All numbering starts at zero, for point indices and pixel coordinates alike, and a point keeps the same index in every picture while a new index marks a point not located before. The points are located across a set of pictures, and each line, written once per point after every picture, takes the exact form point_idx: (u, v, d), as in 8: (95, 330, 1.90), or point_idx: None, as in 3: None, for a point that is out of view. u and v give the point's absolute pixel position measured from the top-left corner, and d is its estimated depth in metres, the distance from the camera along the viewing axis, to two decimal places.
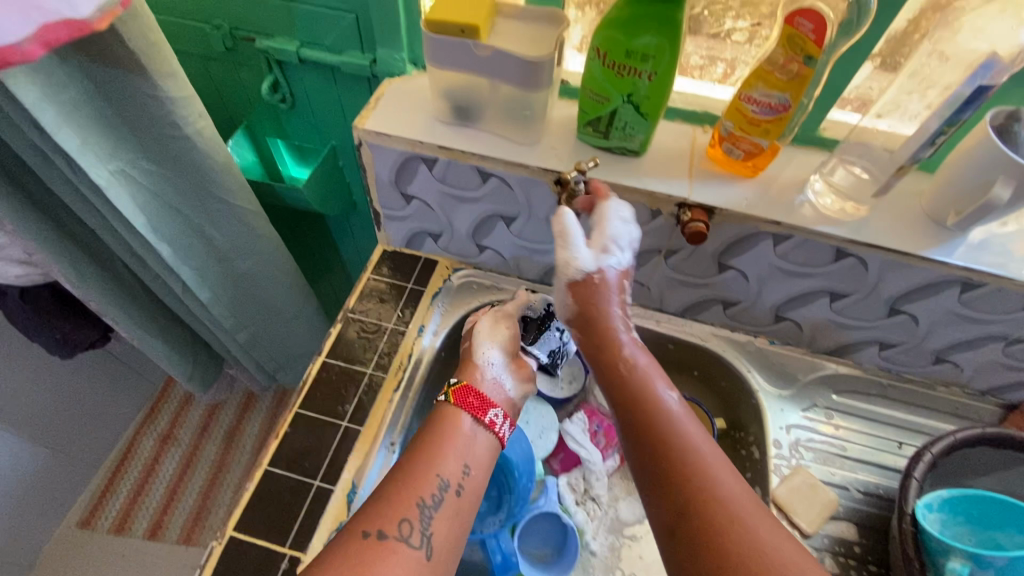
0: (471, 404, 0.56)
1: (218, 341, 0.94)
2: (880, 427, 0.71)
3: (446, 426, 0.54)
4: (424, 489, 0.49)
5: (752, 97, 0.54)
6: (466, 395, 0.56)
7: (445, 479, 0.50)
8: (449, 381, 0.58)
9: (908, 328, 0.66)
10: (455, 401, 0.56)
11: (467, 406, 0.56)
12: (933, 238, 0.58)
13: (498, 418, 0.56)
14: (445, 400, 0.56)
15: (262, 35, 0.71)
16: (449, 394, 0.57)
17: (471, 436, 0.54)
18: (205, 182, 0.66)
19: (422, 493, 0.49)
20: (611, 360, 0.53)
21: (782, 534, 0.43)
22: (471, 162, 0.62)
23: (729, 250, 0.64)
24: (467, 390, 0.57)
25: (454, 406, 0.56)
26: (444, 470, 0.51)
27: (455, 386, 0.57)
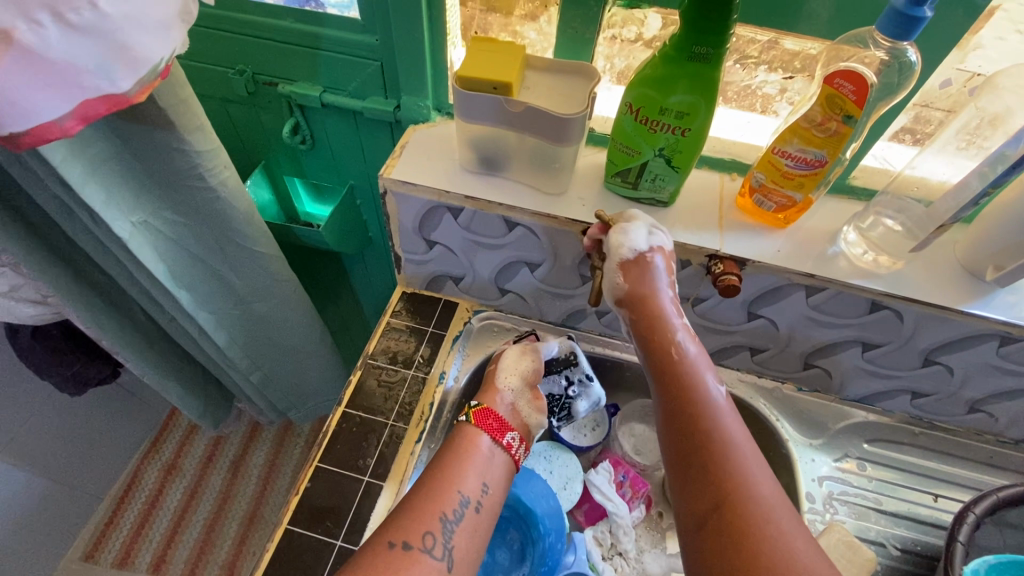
0: (490, 424, 0.55)
1: (231, 380, 0.93)
2: (914, 478, 0.69)
3: (465, 444, 0.53)
4: (445, 503, 0.48)
5: (786, 151, 0.54)
6: (487, 417, 0.56)
7: (466, 496, 0.50)
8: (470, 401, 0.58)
9: (943, 378, 0.64)
10: (474, 422, 0.55)
11: (487, 427, 0.55)
12: (969, 292, 0.57)
13: (515, 441, 0.56)
14: (465, 421, 0.56)
15: (285, 81, 0.71)
16: (469, 415, 0.56)
17: (489, 456, 0.53)
18: (227, 230, 0.65)
19: (445, 507, 0.48)
20: (673, 367, 0.50)
21: (816, 548, 0.40)
22: (498, 212, 0.62)
23: (759, 299, 0.62)
24: (486, 412, 0.56)
25: (475, 427, 0.55)
26: (463, 485, 0.50)
27: (474, 408, 0.57)
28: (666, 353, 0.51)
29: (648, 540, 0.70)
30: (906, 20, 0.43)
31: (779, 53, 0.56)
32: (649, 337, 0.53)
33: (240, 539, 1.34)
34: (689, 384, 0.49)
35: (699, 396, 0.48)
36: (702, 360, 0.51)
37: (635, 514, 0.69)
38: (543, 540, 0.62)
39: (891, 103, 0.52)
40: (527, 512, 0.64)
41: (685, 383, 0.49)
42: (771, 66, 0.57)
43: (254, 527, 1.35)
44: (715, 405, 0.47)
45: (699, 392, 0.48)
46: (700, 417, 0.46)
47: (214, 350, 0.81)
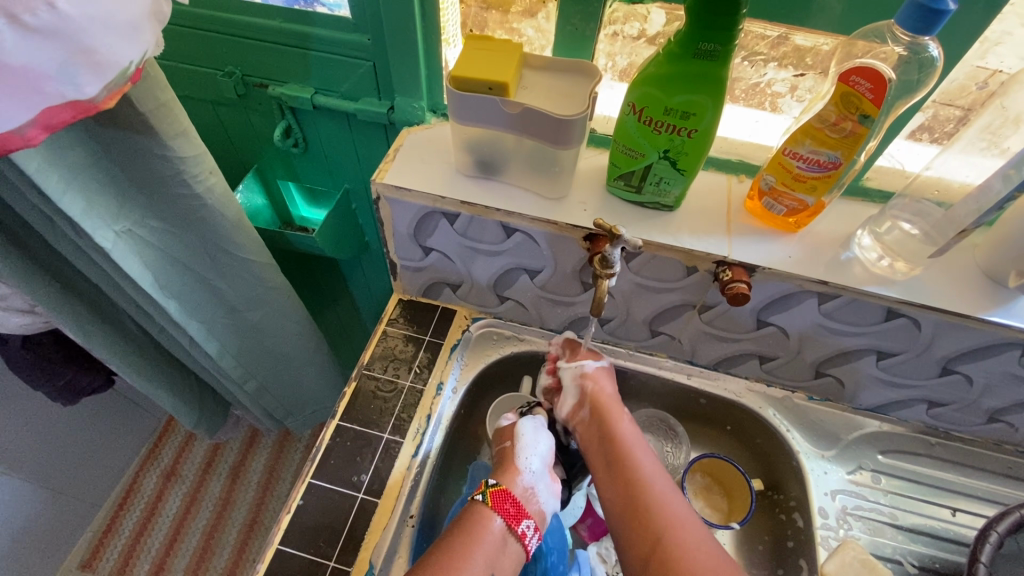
0: (507, 509, 0.52)
1: (225, 388, 0.90)
2: (929, 491, 0.66)
3: (476, 527, 0.50)
4: None
5: (797, 153, 0.51)
6: (504, 500, 0.52)
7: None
8: (487, 480, 0.54)
9: (961, 388, 0.61)
10: (490, 506, 0.52)
11: (503, 514, 0.51)
12: (991, 298, 0.54)
13: (530, 531, 0.51)
14: (482, 501, 0.52)
15: (275, 82, 0.69)
16: (487, 495, 0.53)
17: (502, 546, 0.50)
18: (215, 238, 0.63)
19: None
20: (611, 439, 0.58)
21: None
22: (495, 217, 0.59)
23: (769, 306, 0.60)
24: (505, 495, 0.53)
25: (489, 509, 0.51)
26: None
27: (493, 488, 0.53)
28: (604, 430, 0.59)
29: None
30: (929, 15, 0.41)
31: (790, 49, 0.53)
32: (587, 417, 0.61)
33: (239, 547, 1.31)
34: (624, 453, 0.56)
35: (633, 464, 0.55)
36: (633, 432, 0.59)
37: None
38: (545, 559, 0.59)
39: (912, 101, 0.49)
40: None
41: (621, 451, 0.56)
42: (781, 63, 0.55)
43: (254, 533, 1.33)
44: (647, 471, 0.55)
45: (635, 461, 0.55)
46: (637, 482, 0.53)
47: (206, 360, 0.79)
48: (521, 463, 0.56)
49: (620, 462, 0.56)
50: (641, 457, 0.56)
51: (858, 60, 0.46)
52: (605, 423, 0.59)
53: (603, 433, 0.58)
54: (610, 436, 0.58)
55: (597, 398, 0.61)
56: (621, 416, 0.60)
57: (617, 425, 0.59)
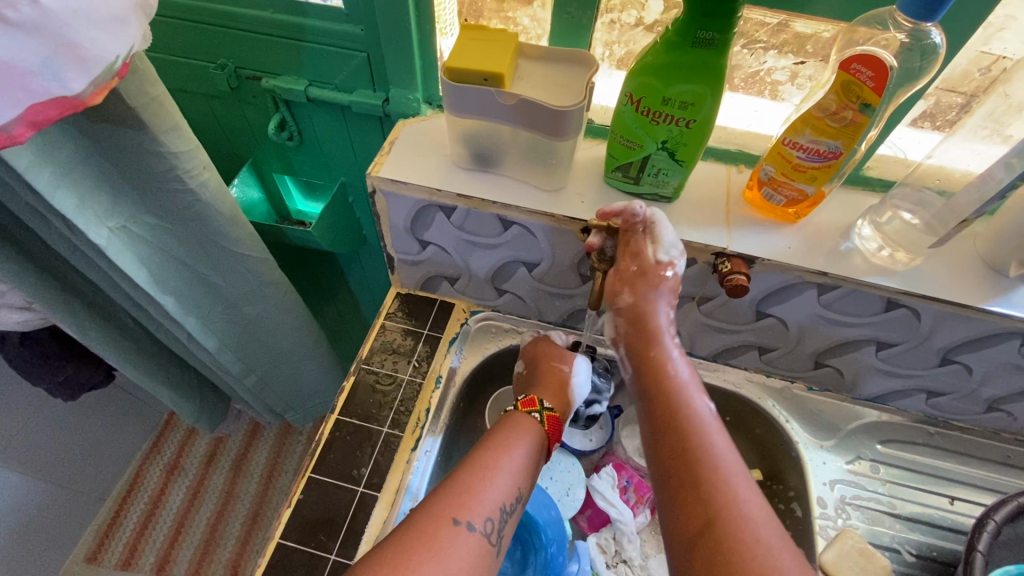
0: (554, 431, 0.55)
1: (224, 383, 0.90)
2: (928, 480, 0.66)
3: (524, 435, 0.52)
4: (504, 491, 0.46)
5: (797, 142, 0.50)
6: (555, 425, 0.55)
7: (520, 492, 0.48)
8: (545, 402, 0.55)
9: (961, 378, 0.61)
10: (544, 426, 0.54)
11: (550, 434, 0.54)
12: (992, 288, 0.54)
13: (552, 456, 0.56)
14: (539, 419, 0.54)
15: (269, 74, 0.68)
16: (542, 416, 0.54)
17: (541, 459, 0.53)
18: (210, 233, 0.63)
19: (503, 497, 0.46)
20: (662, 389, 0.47)
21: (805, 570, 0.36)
22: (492, 210, 0.58)
23: (768, 298, 0.59)
24: (556, 420, 0.55)
25: (545, 432, 0.54)
26: (519, 480, 0.48)
27: (549, 411, 0.55)
28: (655, 377, 0.48)
29: (653, 544, 0.67)
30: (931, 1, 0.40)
31: (790, 37, 0.53)
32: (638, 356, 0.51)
33: (243, 539, 1.32)
34: (676, 406, 0.46)
35: (688, 418, 0.44)
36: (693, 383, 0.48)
37: (638, 520, 0.67)
38: (545, 551, 0.60)
39: (913, 89, 0.49)
40: (528, 519, 0.62)
41: (673, 403, 0.46)
42: (781, 50, 0.54)
43: (257, 525, 1.34)
44: (706, 430, 0.43)
45: (691, 415, 0.45)
46: (688, 442, 0.43)
47: (205, 355, 0.78)
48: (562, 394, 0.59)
49: (671, 418, 0.45)
50: (700, 413, 0.45)
51: (858, 47, 0.45)
52: (656, 368, 0.49)
53: (653, 380, 0.48)
54: (661, 386, 0.48)
55: (650, 336, 0.51)
56: (677, 362, 0.49)
57: (671, 372, 0.48)
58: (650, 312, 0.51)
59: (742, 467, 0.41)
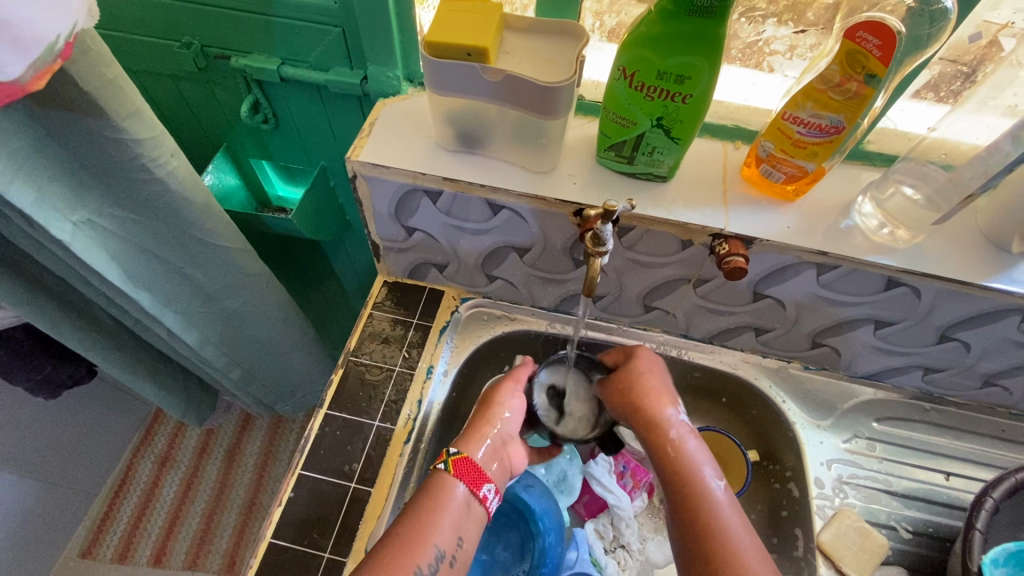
0: (469, 474, 0.50)
1: (210, 377, 0.88)
2: (925, 456, 0.66)
3: (440, 497, 0.48)
4: (420, 556, 0.45)
5: (797, 117, 0.48)
6: (467, 466, 0.51)
7: (440, 550, 0.46)
8: (448, 448, 0.52)
9: (958, 354, 0.61)
10: (454, 474, 0.50)
11: (467, 480, 0.50)
12: (993, 264, 0.52)
13: (492, 493, 0.51)
14: (442, 469, 0.50)
15: (238, 53, 0.64)
16: (448, 464, 0.51)
17: (467, 511, 0.49)
18: (184, 225, 0.59)
19: (420, 560, 0.45)
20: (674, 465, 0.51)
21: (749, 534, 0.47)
22: (480, 194, 0.56)
23: (765, 279, 0.58)
24: (468, 463, 0.51)
25: (452, 476, 0.50)
26: (440, 538, 0.46)
27: (455, 456, 0.51)
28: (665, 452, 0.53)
29: (650, 526, 0.67)
30: None
31: (789, 4, 0.50)
32: (645, 429, 0.54)
33: (240, 528, 1.32)
34: (689, 482, 0.50)
35: (704, 500, 0.49)
36: (699, 450, 0.53)
37: (635, 504, 0.67)
38: (543, 539, 0.59)
39: (919, 59, 0.46)
40: (525, 508, 0.62)
41: (686, 483, 0.50)
42: (779, 19, 0.52)
43: (253, 515, 1.33)
44: (721, 517, 0.48)
45: (707, 498, 0.49)
46: (706, 533, 0.47)
47: (187, 350, 0.76)
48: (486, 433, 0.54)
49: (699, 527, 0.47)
50: (712, 497, 0.49)
51: (865, 13, 0.43)
52: (666, 442, 0.53)
53: (664, 455, 0.52)
54: (673, 463, 0.52)
55: (651, 410, 0.54)
56: (683, 431, 0.54)
57: (679, 443, 0.53)
58: (649, 397, 0.55)
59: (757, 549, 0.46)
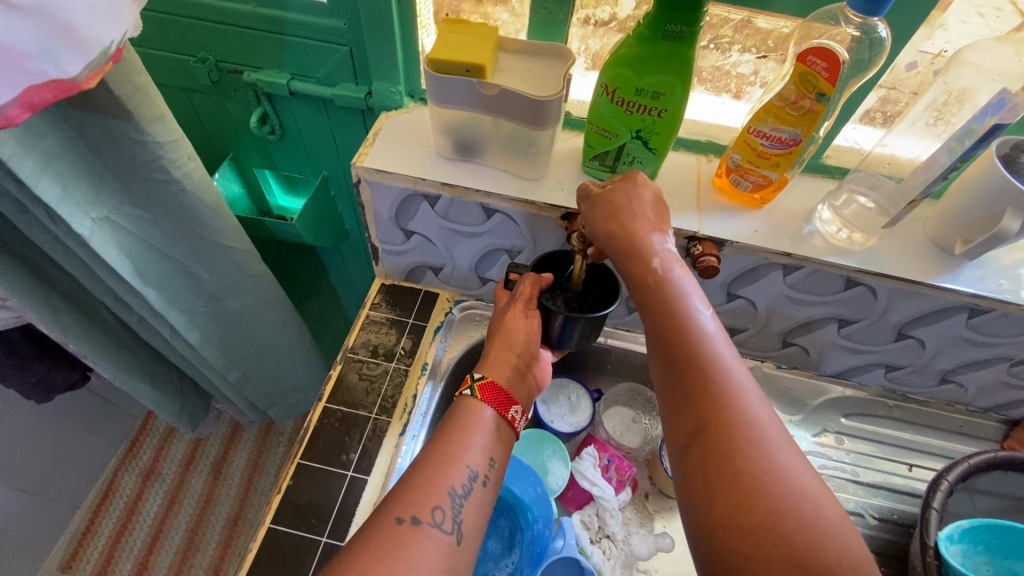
0: (497, 399, 0.51)
1: (207, 380, 0.90)
2: (888, 449, 0.71)
3: (467, 418, 0.49)
4: (451, 478, 0.45)
5: (761, 131, 0.54)
6: (493, 391, 0.51)
7: (473, 470, 0.46)
8: (472, 373, 0.52)
9: (915, 352, 0.66)
10: (477, 398, 0.50)
11: (493, 403, 0.50)
12: (940, 265, 0.58)
13: (519, 415, 0.52)
14: (470, 395, 0.51)
15: (249, 68, 0.69)
16: (475, 390, 0.51)
17: (498, 431, 0.50)
18: (195, 225, 0.63)
19: (452, 481, 0.45)
20: (668, 311, 0.45)
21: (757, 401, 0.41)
22: (475, 198, 0.60)
23: (738, 279, 0.63)
24: (492, 387, 0.51)
25: (479, 402, 0.50)
26: (472, 458, 0.47)
27: (480, 382, 0.51)
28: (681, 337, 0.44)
29: (635, 520, 0.71)
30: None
31: (753, 32, 0.56)
32: (633, 279, 0.48)
33: (225, 542, 1.31)
34: (707, 371, 0.42)
35: (735, 422, 0.40)
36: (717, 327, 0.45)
37: (621, 497, 0.70)
38: (532, 528, 0.63)
39: (864, 80, 0.53)
40: (516, 501, 0.65)
41: (702, 371, 0.42)
42: (744, 45, 0.58)
43: (239, 527, 1.33)
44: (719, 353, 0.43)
45: (714, 355, 0.43)
46: (699, 371, 0.42)
47: (188, 350, 0.78)
48: (511, 356, 0.54)
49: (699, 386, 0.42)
50: (723, 356, 0.43)
51: (816, 41, 0.49)
52: (664, 300, 0.46)
53: (659, 321, 0.45)
54: (681, 350, 0.43)
55: (638, 249, 0.48)
56: (675, 267, 0.48)
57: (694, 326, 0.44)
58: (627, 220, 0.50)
59: (784, 436, 0.40)
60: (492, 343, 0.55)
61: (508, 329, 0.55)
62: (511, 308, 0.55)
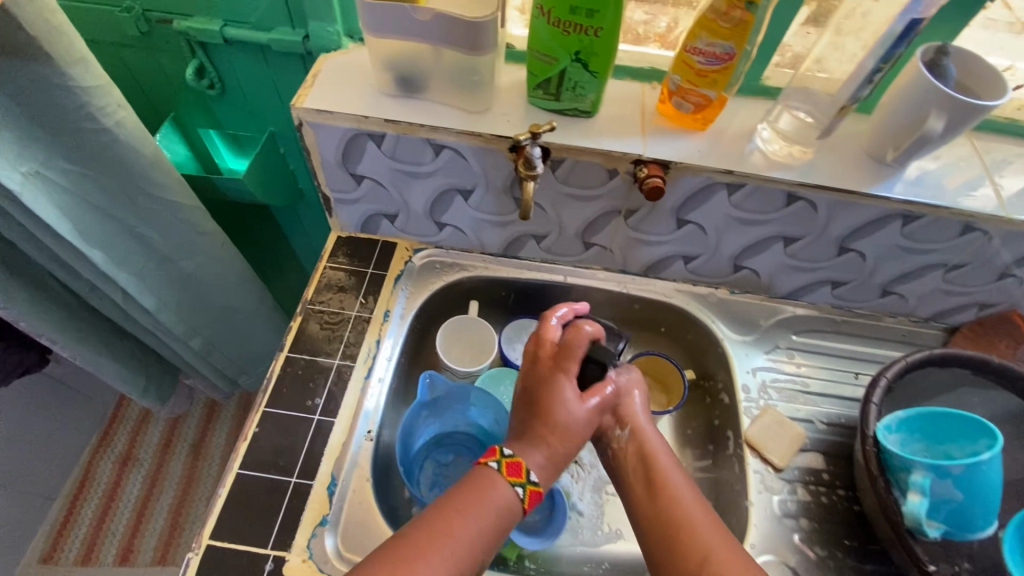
0: (539, 507, 0.51)
1: (170, 350, 0.88)
2: (838, 360, 0.74)
3: (484, 503, 0.48)
4: (453, 565, 0.44)
5: (696, 47, 0.54)
6: (539, 501, 0.50)
7: (472, 561, 0.46)
8: (530, 472, 0.51)
9: (858, 265, 0.69)
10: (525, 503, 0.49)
11: (525, 510, 0.50)
12: (875, 176, 0.60)
13: None
14: (520, 493, 0.50)
15: (179, 16, 0.66)
16: (525, 491, 0.50)
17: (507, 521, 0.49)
18: (133, 176, 0.62)
19: (452, 570, 0.44)
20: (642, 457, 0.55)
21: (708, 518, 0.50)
22: (420, 134, 0.60)
23: (686, 203, 0.64)
24: (538, 495, 0.51)
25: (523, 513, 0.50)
26: (476, 548, 0.46)
27: (534, 486, 0.50)
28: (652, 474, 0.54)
29: None
30: None
31: None
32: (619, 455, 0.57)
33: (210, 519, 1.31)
34: (673, 510, 0.51)
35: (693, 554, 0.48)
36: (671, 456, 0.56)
37: None
38: None
39: None
40: None
41: (667, 511, 0.51)
42: None
43: None
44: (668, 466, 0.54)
45: (667, 471, 0.54)
46: (666, 505, 0.51)
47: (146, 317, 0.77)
48: (561, 451, 0.54)
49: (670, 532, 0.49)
50: (674, 478, 0.53)
51: None
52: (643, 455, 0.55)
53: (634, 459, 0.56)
54: (653, 507, 0.52)
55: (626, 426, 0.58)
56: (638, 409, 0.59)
57: (657, 459, 0.55)
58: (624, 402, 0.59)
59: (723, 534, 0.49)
60: (542, 425, 0.54)
61: (571, 423, 0.54)
62: (578, 403, 0.55)
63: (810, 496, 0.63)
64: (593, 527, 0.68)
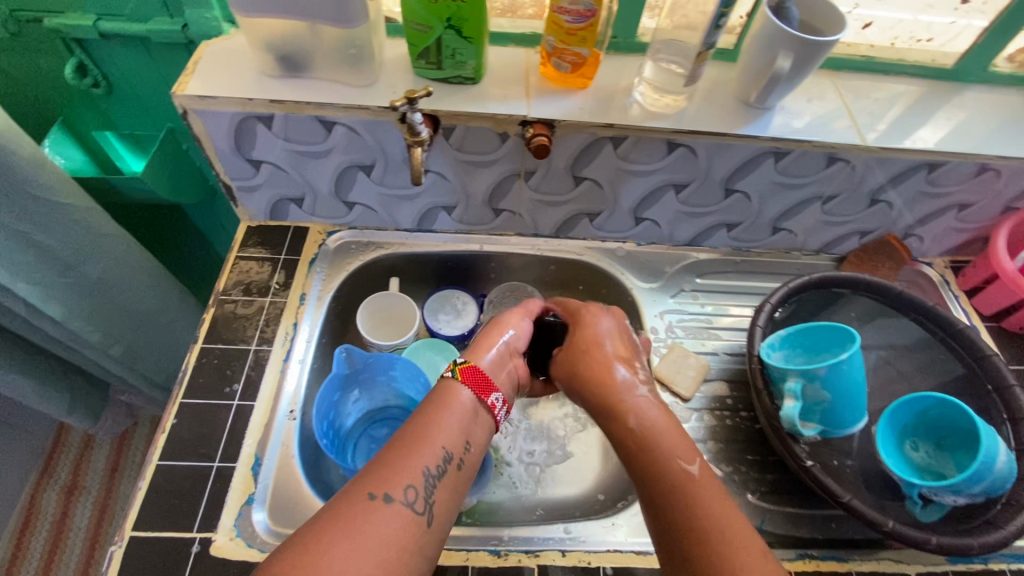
0: (476, 381, 0.53)
1: (92, 363, 0.86)
2: (739, 296, 0.80)
3: (446, 399, 0.51)
4: (427, 458, 0.47)
5: (562, 7, 0.57)
6: (474, 374, 0.53)
7: (449, 451, 0.48)
8: (455, 359, 0.55)
9: (745, 206, 0.74)
10: (457, 377, 0.53)
11: (474, 387, 0.53)
12: (745, 118, 0.65)
13: (498, 401, 0.54)
14: (451, 375, 0.53)
15: (48, 13, 0.65)
16: (456, 371, 0.54)
17: (477, 414, 0.52)
18: (14, 179, 0.60)
19: (428, 461, 0.47)
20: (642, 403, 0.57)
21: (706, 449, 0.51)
22: (308, 111, 0.61)
23: (578, 160, 0.68)
24: (473, 369, 0.54)
25: (457, 381, 0.53)
26: (449, 441, 0.49)
27: (462, 365, 0.54)
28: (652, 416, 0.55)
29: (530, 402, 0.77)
30: None
31: None
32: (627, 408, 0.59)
33: None
34: (672, 442, 0.52)
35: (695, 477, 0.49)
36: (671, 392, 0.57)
37: None
38: None
39: None
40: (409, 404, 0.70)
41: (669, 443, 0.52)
42: None
43: None
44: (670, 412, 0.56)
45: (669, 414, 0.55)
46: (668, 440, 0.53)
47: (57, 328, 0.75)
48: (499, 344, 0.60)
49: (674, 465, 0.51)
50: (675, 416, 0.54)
51: None
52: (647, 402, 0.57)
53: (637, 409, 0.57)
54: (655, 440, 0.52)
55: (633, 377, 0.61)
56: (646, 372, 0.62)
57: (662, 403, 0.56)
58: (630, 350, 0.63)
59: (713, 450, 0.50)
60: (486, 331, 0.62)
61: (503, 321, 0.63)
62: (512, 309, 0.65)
63: (716, 419, 0.68)
64: (524, 477, 0.71)
